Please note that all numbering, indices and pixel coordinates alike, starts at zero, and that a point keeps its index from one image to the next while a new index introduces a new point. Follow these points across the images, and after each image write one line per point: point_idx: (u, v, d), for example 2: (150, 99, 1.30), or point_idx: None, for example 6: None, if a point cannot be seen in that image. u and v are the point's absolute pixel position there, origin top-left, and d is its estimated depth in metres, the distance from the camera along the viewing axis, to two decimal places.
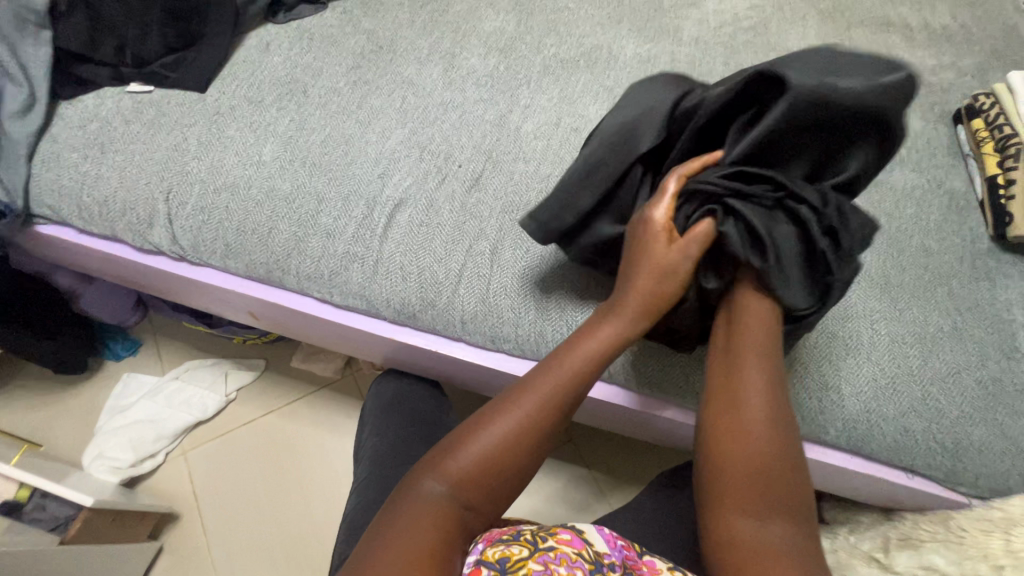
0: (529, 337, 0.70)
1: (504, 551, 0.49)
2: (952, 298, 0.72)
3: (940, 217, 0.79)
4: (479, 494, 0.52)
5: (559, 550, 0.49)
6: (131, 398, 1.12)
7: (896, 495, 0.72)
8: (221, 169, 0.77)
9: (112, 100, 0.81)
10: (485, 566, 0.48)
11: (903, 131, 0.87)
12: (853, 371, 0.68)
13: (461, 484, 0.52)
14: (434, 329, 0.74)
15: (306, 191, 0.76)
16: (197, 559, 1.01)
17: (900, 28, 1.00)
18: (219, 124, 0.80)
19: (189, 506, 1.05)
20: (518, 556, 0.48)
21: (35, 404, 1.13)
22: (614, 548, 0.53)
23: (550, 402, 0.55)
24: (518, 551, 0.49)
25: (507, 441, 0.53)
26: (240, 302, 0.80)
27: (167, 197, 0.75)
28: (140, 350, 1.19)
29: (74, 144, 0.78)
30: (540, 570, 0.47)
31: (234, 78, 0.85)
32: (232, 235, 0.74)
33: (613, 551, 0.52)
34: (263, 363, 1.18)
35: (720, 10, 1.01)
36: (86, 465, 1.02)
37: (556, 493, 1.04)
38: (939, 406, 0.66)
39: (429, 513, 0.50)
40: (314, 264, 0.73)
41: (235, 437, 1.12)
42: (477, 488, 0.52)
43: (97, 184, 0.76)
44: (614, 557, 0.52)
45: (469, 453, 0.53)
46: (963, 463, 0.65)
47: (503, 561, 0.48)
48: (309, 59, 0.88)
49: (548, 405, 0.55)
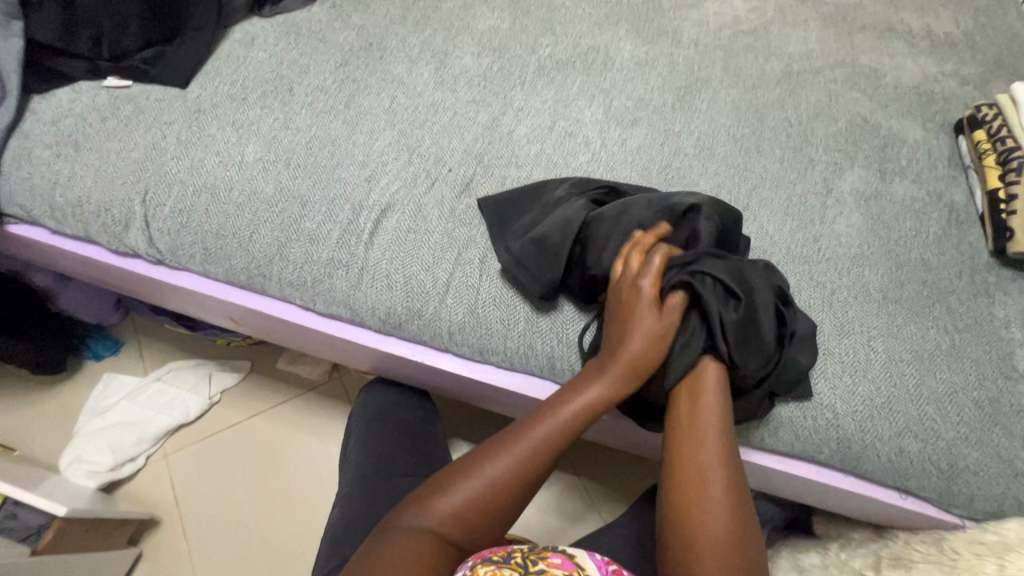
0: (518, 350, 0.68)
1: (495, 572, 0.48)
2: (950, 315, 0.71)
3: (939, 230, 0.78)
4: (461, 535, 0.53)
5: (549, 574, 0.47)
6: (111, 400, 1.09)
7: (888, 514, 0.71)
8: (201, 170, 0.74)
9: (88, 95, 0.78)
10: None
11: (904, 141, 0.86)
12: (850, 390, 0.66)
13: (443, 518, 0.53)
14: (421, 340, 0.71)
15: (290, 194, 0.73)
16: (177, 565, 0.99)
17: (903, 34, 0.98)
18: (200, 122, 0.77)
19: (170, 511, 1.03)
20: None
21: (12, 405, 1.10)
22: (608, 574, 0.51)
23: (531, 451, 0.56)
24: (508, 573, 0.47)
25: (490, 487, 0.54)
26: (221, 308, 0.78)
27: (144, 198, 0.73)
28: (122, 351, 1.16)
29: (47, 141, 0.74)
30: None
31: (218, 74, 0.82)
32: (212, 239, 0.72)
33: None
34: (248, 365, 1.16)
35: (721, 12, 0.99)
36: (63, 468, 1.00)
37: (545, 503, 1.03)
38: (935, 427, 0.65)
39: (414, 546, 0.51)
40: (297, 271, 0.70)
41: (218, 440, 1.10)
42: (459, 531, 0.53)
43: (70, 184, 0.73)
44: None
45: (452, 498, 0.54)
46: (958, 485, 0.64)
47: None
48: (296, 55, 0.85)
49: (535, 454, 0.56)
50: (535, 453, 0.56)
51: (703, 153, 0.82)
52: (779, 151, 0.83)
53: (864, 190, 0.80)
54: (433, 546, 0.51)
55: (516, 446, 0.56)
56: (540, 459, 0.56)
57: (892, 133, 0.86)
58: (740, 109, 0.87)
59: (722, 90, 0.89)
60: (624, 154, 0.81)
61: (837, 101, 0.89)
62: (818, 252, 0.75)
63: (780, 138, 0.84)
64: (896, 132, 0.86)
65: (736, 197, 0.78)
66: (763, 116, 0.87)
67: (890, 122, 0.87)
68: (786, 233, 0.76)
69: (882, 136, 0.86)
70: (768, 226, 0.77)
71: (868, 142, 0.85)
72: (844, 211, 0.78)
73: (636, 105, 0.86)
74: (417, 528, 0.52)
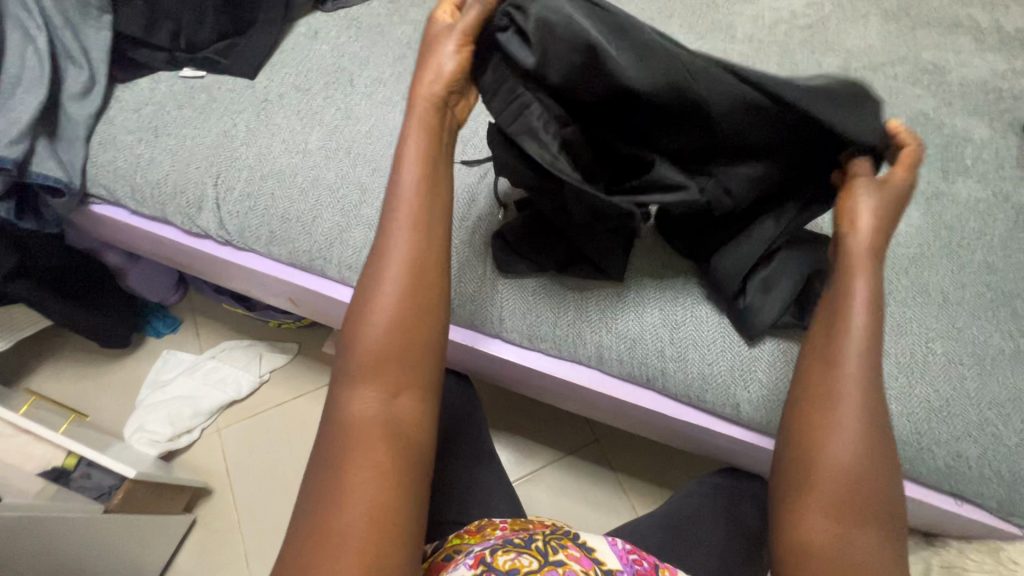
0: (567, 337, 0.70)
1: (515, 562, 0.51)
2: (1015, 318, 0.69)
3: (1006, 232, 0.75)
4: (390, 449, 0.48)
5: (567, 566, 0.51)
6: (170, 374, 1.16)
7: (942, 520, 0.69)
8: (268, 156, 0.78)
9: (166, 84, 0.83)
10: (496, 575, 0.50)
11: (968, 140, 0.83)
12: (906, 392, 0.65)
13: (381, 357, 0.51)
14: (471, 325, 0.73)
15: (350, 181, 0.76)
16: (228, 533, 1.04)
17: (970, 30, 0.95)
18: (267, 112, 0.81)
19: (222, 482, 1.09)
20: (528, 566, 0.50)
21: (81, 375, 1.17)
22: (626, 562, 0.55)
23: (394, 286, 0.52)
24: (527, 563, 0.51)
25: (404, 298, 0.52)
26: (282, 288, 0.81)
27: (216, 182, 0.77)
28: (180, 329, 1.23)
29: (129, 127, 0.79)
30: None
31: (284, 66, 0.86)
32: (278, 222, 0.75)
33: (625, 565, 0.55)
34: (295, 347, 1.20)
35: (776, 6, 0.97)
36: (128, 436, 1.07)
37: (581, 494, 1.05)
38: (997, 433, 0.63)
39: (369, 425, 0.49)
40: (356, 254, 0.73)
41: (267, 417, 1.15)
42: (395, 380, 0.51)
43: (150, 168, 0.78)
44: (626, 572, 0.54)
45: (371, 344, 0.51)
46: (1020, 493, 0.62)
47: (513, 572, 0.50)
48: (356, 48, 0.89)
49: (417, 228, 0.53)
50: (401, 310, 0.51)
51: None
52: None
53: (925, 190, 0.78)
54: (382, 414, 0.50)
55: (394, 241, 0.53)
56: (417, 276, 0.53)
57: (957, 132, 0.84)
58: None
59: None
60: None
61: (898, 98, 0.87)
62: None
63: None
64: (960, 131, 0.84)
65: None
66: None
67: (953, 121, 0.85)
68: None
69: (945, 134, 0.83)
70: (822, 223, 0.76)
71: (930, 140, 0.83)
72: (903, 209, 0.77)
73: None
74: (358, 405, 0.50)
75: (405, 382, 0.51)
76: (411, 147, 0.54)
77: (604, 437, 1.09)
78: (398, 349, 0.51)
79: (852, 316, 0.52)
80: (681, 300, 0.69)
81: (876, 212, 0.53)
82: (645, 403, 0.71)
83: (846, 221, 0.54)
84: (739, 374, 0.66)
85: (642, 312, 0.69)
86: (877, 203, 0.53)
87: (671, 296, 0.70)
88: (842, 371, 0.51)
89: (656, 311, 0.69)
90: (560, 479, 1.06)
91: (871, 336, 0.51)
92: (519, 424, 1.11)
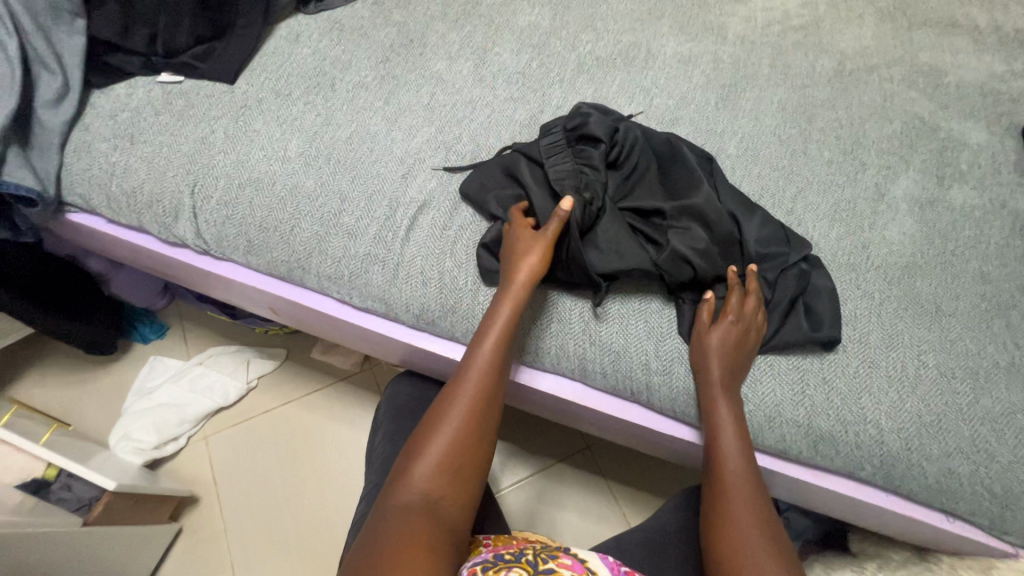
0: (549, 350, 0.68)
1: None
2: (1010, 330, 0.67)
3: (1002, 240, 0.73)
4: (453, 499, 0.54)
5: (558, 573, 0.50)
6: (157, 380, 1.15)
7: (933, 536, 0.68)
8: (246, 164, 0.76)
9: (143, 90, 0.81)
10: None
11: (964, 144, 0.81)
12: (896, 406, 0.63)
13: (442, 463, 0.55)
14: (453, 336, 0.71)
15: (330, 190, 0.74)
16: (214, 542, 1.03)
17: (968, 30, 0.92)
18: (246, 117, 0.79)
19: (208, 490, 1.08)
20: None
21: (67, 382, 1.16)
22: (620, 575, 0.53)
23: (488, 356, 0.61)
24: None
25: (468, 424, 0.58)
26: (261, 298, 0.80)
27: (192, 190, 0.75)
28: (167, 334, 1.22)
29: (104, 134, 0.78)
30: None
31: (264, 70, 0.84)
32: (255, 231, 0.74)
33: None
34: (284, 353, 1.19)
35: (770, 7, 0.95)
36: (112, 444, 1.06)
37: (570, 503, 1.03)
38: (990, 449, 0.61)
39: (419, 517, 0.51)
40: (335, 265, 0.72)
41: (255, 425, 1.14)
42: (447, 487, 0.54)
43: (125, 176, 0.76)
44: None
45: (434, 450, 0.56)
46: (1014, 512, 0.60)
47: None
48: (338, 52, 0.87)
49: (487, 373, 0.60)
50: (489, 382, 0.60)
51: (747, 154, 0.80)
52: (828, 154, 0.80)
53: (919, 196, 0.76)
54: (429, 507, 0.52)
55: (469, 365, 0.61)
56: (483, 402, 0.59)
57: (953, 136, 0.82)
58: (787, 109, 0.84)
59: (770, 88, 0.86)
60: None
61: (894, 101, 0.85)
62: (866, 260, 0.72)
63: (829, 140, 0.81)
64: (956, 135, 0.82)
65: (781, 201, 0.76)
66: (812, 115, 0.83)
67: (949, 124, 0.83)
68: (831, 239, 0.73)
69: (941, 138, 0.81)
70: (813, 231, 0.74)
71: (925, 145, 0.81)
72: (896, 216, 0.75)
73: (678, 103, 0.84)
74: (408, 496, 0.53)
75: (463, 489, 0.55)
76: (505, 304, 0.63)
77: (594, 445, 1.08)
78: (466, 457, 0.56)
79: (721, 437, 0.61)
80: (666, 314, 0.68)
81: (721, 345, 0.61)
82: (630, 417, 0.69)
83: (704, 360, 0.62)
84: None
85: (626, 324, 0.67)
86: (721, 339, 0.61)
87: (657, 309, 0.68)
88: (732, 483, 0.58)
89: (641, 324, 0.67)
90: (549, 487, 1.05)
91: (741, 442, 0.60)
92: (508, 432, 1.10)
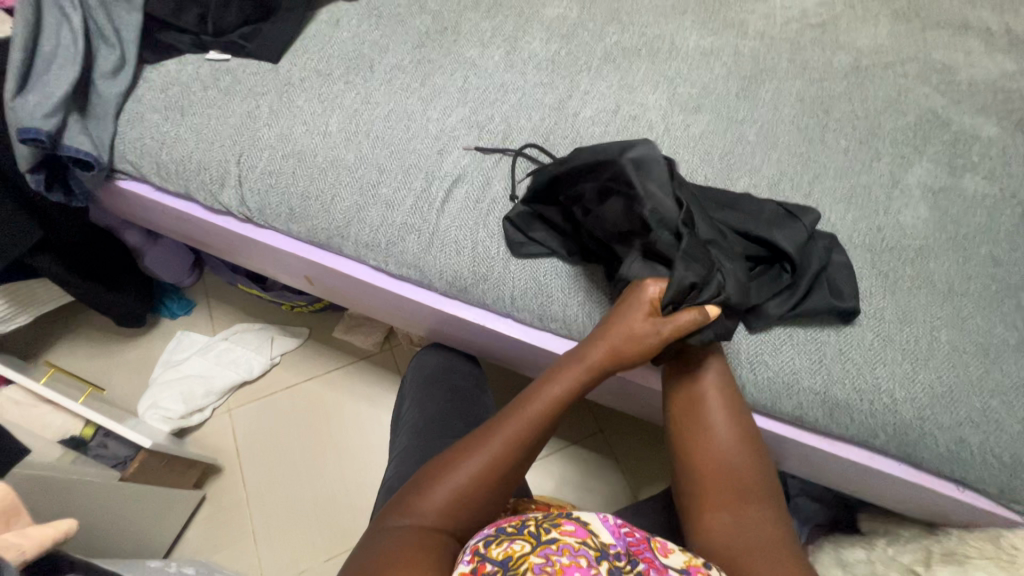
0: (579, 318, 0.71)
1: (507, 550, 0.48)
2: (1019, 310, 0.70)
3: (1011, 227, 0.76)
4: (461, 518, 0.55)
5: (561, 541, 0.48)
6: (184, 353, 1.18)
7: (941, 506, 0.70)
8: (289, 137, 0.80)
9: (192, 66, 0.85)
10: (489, 565, 0.47)
11: (976, 137, 0.84)
12: (909, 378, 0.66)
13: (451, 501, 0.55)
14: (484, 304, 0.75)
15: (369, 162, 0.78)
16: (235, 511, 1.06)
17: (979, 31, 0.96)
18: (290, 94, 0.83)
19: (231, 460, 1.11)
20: (521, 552, 0.47)
21: (97, 352, 1.20)
22: (620, 537, 0.51)
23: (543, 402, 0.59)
24: (520, 547, 0.48)
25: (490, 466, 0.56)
26: (299, 265, 0.84)
27: (238, 160, 0.79)
28: (193, 310, 1.26)
29: (156, 106, 0.82)
30: (540, 563, 0.46)
31: (306, 52, 0.88)
32: (297, 200, 0.77)
33: (618, 538, 0.51)
34: (307, 331, 1.22)
35: (788, 5, 0.99)
36: (141, 412, 1.09)
37: (584, 482, 1.06)
38: (999, 419, 0.64)
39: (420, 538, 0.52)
40: (372, 232, 0.75)
41: (277, 399, 1.17)
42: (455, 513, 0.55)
43: (175, 144, 0.80)
44: (620, 546, 0.50)
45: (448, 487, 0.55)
46: (1021, 480, 0.63)
47: (506, 561, 0.47)
48: (376, 37, 0.91)
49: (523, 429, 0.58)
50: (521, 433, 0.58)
51: (767, 141, 0.83)
52: (844, 143, 0.83)
53: (931, 184, 0.80)
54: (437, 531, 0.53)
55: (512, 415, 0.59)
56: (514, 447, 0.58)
57: (965, 129, 0.85)
58: (805, 100, 0.87)
59: (788, 81, 0.90)
60: (686, 138, 0.83)
61: (907, 96, 0.88)
62: (881, 241, 0.75)
63: (845, 130, 0.84)
64: (969, 128, 0.85)
65: (798, 185, 0.79)
66: (828, 107, 0.87)
67: (962, 119, 0.86)
68: (847, 221, 0.76)
69: (953, 131, 0.85)
70: (830, 214, 0.77)
71: (938, 137, 0.84)
72: (910, 202, 0.78)
73: (700, 92, 0.88)
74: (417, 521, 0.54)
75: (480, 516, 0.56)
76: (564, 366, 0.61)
77: (608, 427, 1.11)
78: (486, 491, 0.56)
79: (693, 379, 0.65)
80: None
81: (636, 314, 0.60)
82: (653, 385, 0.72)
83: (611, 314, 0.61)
84: (743, 358, 0.68)
85: None
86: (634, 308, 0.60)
87: None
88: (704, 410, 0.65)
89: None
90: (563, 467, 1.07)
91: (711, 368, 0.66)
92: None
